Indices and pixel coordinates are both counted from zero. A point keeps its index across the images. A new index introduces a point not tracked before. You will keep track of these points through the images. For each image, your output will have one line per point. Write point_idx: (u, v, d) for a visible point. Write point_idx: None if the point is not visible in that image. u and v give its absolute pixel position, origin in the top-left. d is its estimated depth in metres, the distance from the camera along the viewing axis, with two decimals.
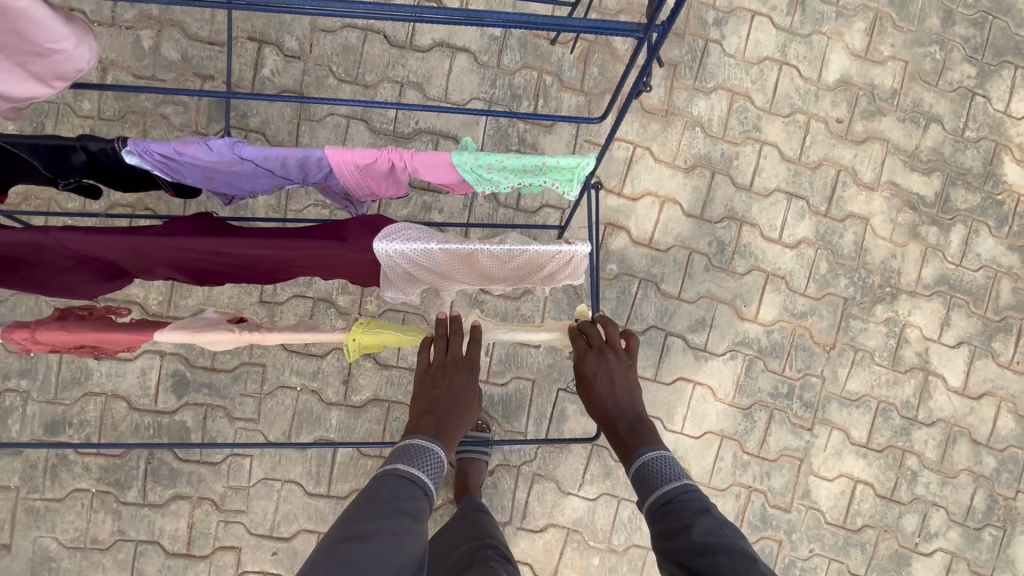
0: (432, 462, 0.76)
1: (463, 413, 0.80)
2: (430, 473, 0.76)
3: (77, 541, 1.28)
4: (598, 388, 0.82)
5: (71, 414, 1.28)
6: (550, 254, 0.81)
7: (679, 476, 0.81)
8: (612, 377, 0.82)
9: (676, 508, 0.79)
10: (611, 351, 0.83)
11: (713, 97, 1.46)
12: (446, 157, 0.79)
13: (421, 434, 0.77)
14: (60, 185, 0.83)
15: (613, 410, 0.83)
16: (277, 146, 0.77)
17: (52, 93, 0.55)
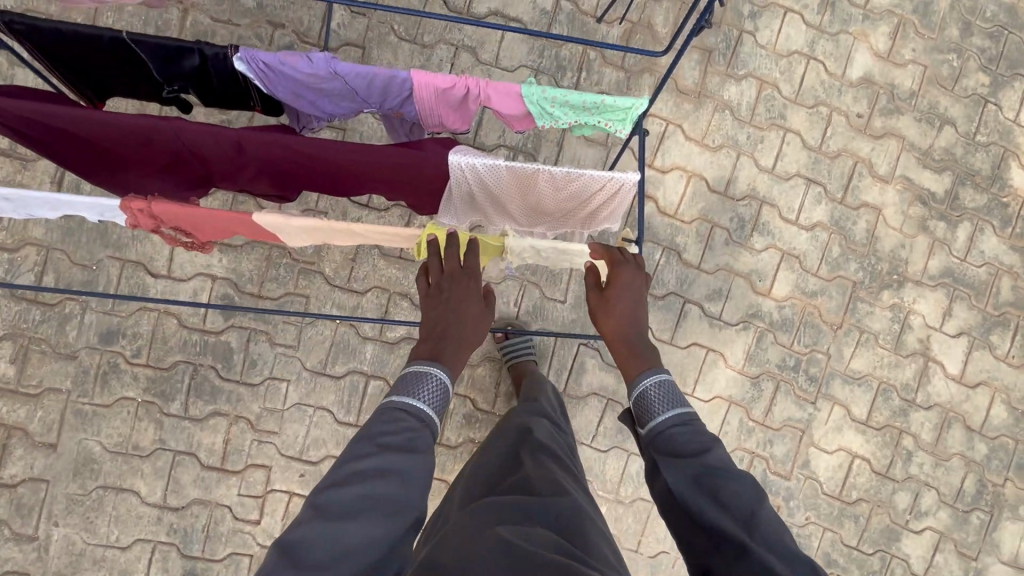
0: (432, 383, 0.85)
1: (462, 333, 0.91)
2: (431, 393, 0.84)
3: (119, 446, 1.36)
4: (616, 307, 0.95)
5: (125, 326, 1.37)
6: (604, 182, 0.89)
7: (683, 402, 0.90)
8: (632, 295, 0.96)
9: (680, 428, 0.86)
10: (638, 270, 0.96)
11: (744, 83, 1.56)
12: (516, 87, 0.89)
13: (422, 357, 0.87)
14: (165, 90, 0.93)
15: (625, 330, 0.96)
16: (368, 66, 0.87)
17: None
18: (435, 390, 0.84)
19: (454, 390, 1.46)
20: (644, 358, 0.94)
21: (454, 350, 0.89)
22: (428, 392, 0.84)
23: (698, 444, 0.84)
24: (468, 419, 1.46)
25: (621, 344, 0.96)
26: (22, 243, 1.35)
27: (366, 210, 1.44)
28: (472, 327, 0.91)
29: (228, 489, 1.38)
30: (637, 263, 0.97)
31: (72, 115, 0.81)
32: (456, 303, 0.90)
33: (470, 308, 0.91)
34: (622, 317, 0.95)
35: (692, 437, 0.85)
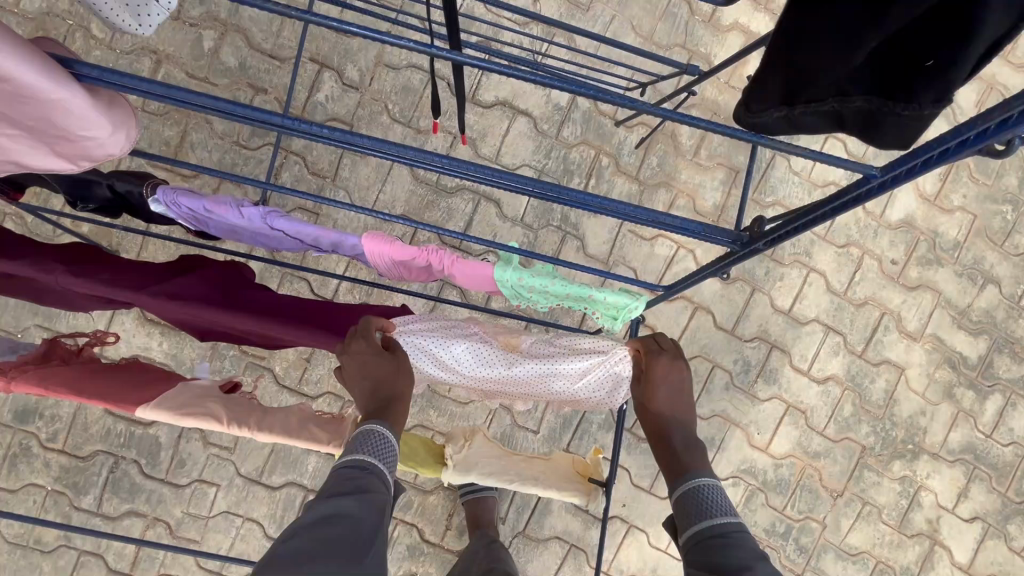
0: (378, 447, 0.66)
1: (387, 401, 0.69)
2: (375, 449, 0.66)
3: (20, 538, 1.22)
4: (655, 395, 0.74)
5: (44, 406, 1.23)
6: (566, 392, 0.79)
7: (731, 515, 0.64)
8: (676, 391, 0.74)
9: (726, 539, 0.61)
10: (681, 362, 0.75)
11: (770, 212, 1.40)
12: (489, 270, 0.73)
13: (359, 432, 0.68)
14: (77, 206, 0.78)
15: (664, 418, 0.74)
16: (313, 224, 0.72)
17: (77, 168, 0.51)
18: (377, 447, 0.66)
19: (401, 517, 1.31)
20: (685, 458, 0.71)
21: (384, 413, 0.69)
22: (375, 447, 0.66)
23: (745, 562, 0.58)
24: (413, 549, 1.31)
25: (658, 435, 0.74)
26: None
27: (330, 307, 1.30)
28: (390, 382, 0.69)
29: None
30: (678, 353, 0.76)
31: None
32: (372, 367, 0.69)
33: (381, 364, 0.69)
34: (661, 408, 0.74)
35: (740, 553, 0.59)
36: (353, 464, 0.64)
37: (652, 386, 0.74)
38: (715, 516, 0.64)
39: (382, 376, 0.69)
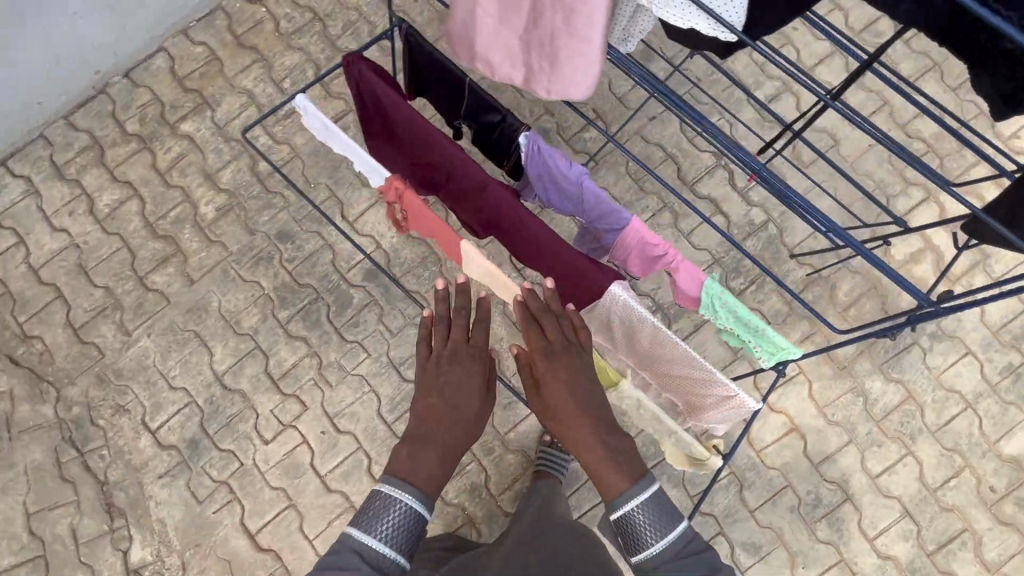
0: (379, 507, 0.91)
1: (434, 469, 0.94)
2: (395, 521, 0.90)
3: (228, 313, 1.60)
4: (545, 394, 0.86)
5: (299, 237, 1.65)
6: (717, 385, 0.97)
7: (642, 478, 0.84)
8: (566, 384, 0.86)
9: (649, 534, 0.83)
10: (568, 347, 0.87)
11: (892, 385, 1.56)
12: (702, 277, 1.02)
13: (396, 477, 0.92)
14: (460, 122, 1.20)
15: (563, 417, 0.86)
16: (606, 195, 1.06)
17: (549, 97, 0.85)
18: (385, 516, 0.90)
19: (480, 456, 1.52)
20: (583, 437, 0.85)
21: (430, 466, 0.93)
22: (393, 521, 0.89)
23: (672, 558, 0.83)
24: (476, 488, 1.51)
25: (569, 437, 0.86)
26: (285, 143, 1.72)
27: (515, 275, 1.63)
28: (459, 428, 0.96)
29: (267, 401, 1.55)
30: (558, 335, 0.87)
31: (392, 100, 1.09)
32: (453, 404, 0.96)
33: (462, 404, 0.96)
34: (559, 405, 0.85)
35: (670, 544, 0.83)
36: (369, 538, 0.89)
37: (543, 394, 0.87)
38: (631, 488, 0.84)
39: (454, 416, 0.96)
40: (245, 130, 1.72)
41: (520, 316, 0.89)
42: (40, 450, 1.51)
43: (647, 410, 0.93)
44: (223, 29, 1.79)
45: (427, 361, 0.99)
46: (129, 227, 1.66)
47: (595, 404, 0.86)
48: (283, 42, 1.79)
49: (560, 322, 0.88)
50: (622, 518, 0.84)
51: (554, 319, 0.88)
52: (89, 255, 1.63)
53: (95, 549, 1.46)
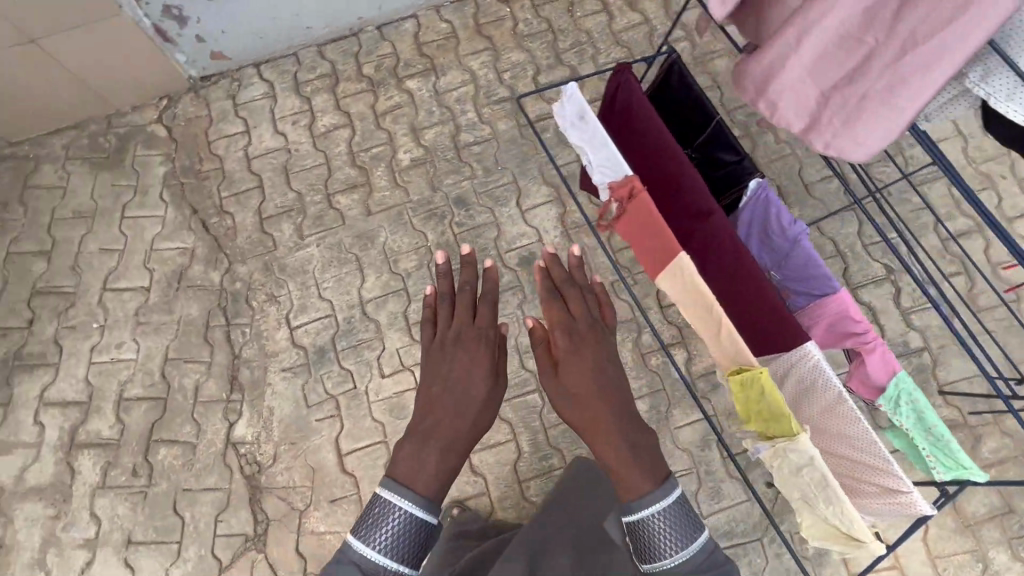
0: (387, 494, 0.93)
1: (438, 465, 0.96)
2: (394, 524, 0.90)
3: (390, 250, 1.73)
4: (564, 372, 0.96)
5: (473, 206, 1.77)
6: (887, 477, 0.94)
7: (664, 478, 0.88)
8: (583, 360, 0.97)
9: (670, 539, 0.84)
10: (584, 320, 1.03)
11: (1018, 564, 1.43)
12: (895, 367, 1.02)
13: (400, 476, 0.94)
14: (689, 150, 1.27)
15: (578, 395, 0.94)
16: (819, 259, 1.09)
17: (824, 150, 0.92)
18: (392, 506, 0.92)
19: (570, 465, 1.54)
20: (594, 414, 0.93)
21: (432, 458, 0.96)
22: (389, 523, 0.89)
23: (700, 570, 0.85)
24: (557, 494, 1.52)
25: (585, 421, 0.93)
26: (488, 124, 1.87)
27: (655, 310, 1.67)
28: (459, 422, 1.00)
29: (396, 340, 1.64)
30: (582, 315, 1.04)
31: (645, 108, 1.16)
32: (456, 397, 1.02)
33: (467, 392, 1.03)
34: (578, 383, 0.95)
35: (694, 551, 0.85)
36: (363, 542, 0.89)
37: (561, 374, 0.97)
38: (653, 486, 0.86)
39: (457, 408, 1.01)
40: (458, 102, 1.89)
41: (549, 304, 1.05)
42: (196, 309, 1.67)
43: (804, 475, 0.96)
44: (469, 14, 1.99)
45: (438, 352, 1.08)
46: (335, 149, 1.84)
47: (616, 387, 0.95)
48: (515, 40, 1.97)
49: (584, 299, 1.06)
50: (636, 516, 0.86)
51: (576, 309, 1.04)
52: (294, 162, 1.82)
53: (209, 412, 1.57)
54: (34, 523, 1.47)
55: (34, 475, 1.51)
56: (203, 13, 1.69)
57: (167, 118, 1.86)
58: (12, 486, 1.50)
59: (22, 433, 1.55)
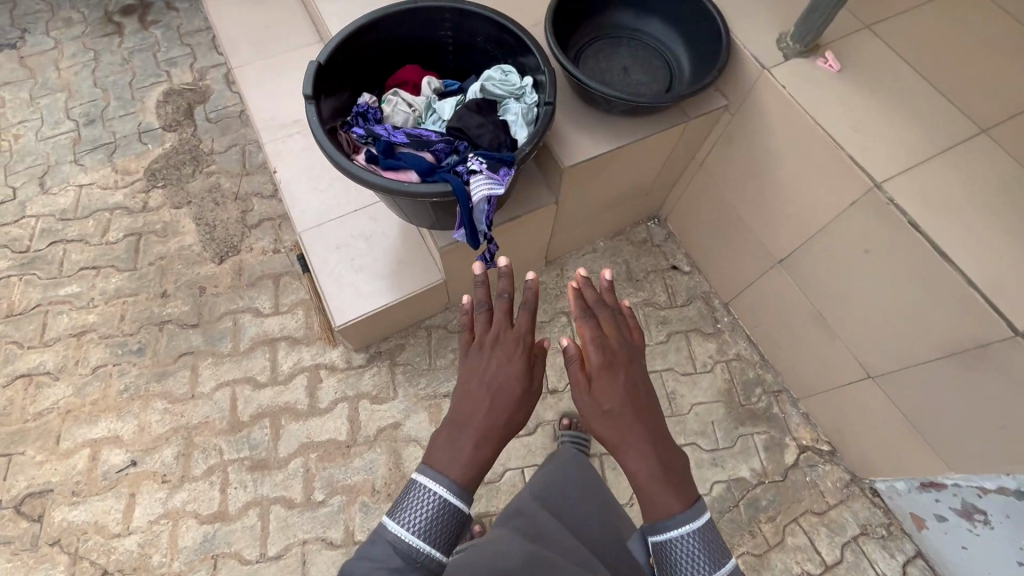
0: (430, 478, 0.77)
1: (475, 453, 0.81)
2: (430, 511, 0.75)
3: None
4: (596, 385, 0.85)
5: None
6: None
7: (689, 506, 0.75)
8: (606, 364, 0.87)
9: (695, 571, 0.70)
10: (611, 331, 0.92)
11: None
12: None
13: (435, 463, 0.79)
14: None
15: (611, 406, 0.83)
16: None
17: None
18: (427, 487, 0.76)
19: None
20: (618, 411, 0.82)
21: (469, 447, 0.80)
22: (425, 513, 0.74)
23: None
24: None
25: (615, 429, 0.81)
26: None
27: None
28: (498, 392, 0.87)
29: None
30: (613, 333, 0.92)
31: None
32: (489, 378, 0.89)
33: (502, 373, 0.89)
34: (609, 394, 0.84)
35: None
36: (401, 532, 0.73)
37: (598, 385, 0.85)
38: (681, 508, 0.75)
39: (496, 388, 0.87)
40: None
41: (582, 319, 0.93)
42: None
43: None
44: None
45: (477, 351, 0.93)
46: None
47: (638, 392, 0.85)
48: None
49: (612, 317, 0.95)
50: (666, 552, 0.73)
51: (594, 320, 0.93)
52: None
53: None
54: (368, 473, 1.53)
55: (410, 453, 1.56)
56: (988, 543, 1.27)
57: (805, 456, 1.59)
58: (400, 435, 1.58)
59: None
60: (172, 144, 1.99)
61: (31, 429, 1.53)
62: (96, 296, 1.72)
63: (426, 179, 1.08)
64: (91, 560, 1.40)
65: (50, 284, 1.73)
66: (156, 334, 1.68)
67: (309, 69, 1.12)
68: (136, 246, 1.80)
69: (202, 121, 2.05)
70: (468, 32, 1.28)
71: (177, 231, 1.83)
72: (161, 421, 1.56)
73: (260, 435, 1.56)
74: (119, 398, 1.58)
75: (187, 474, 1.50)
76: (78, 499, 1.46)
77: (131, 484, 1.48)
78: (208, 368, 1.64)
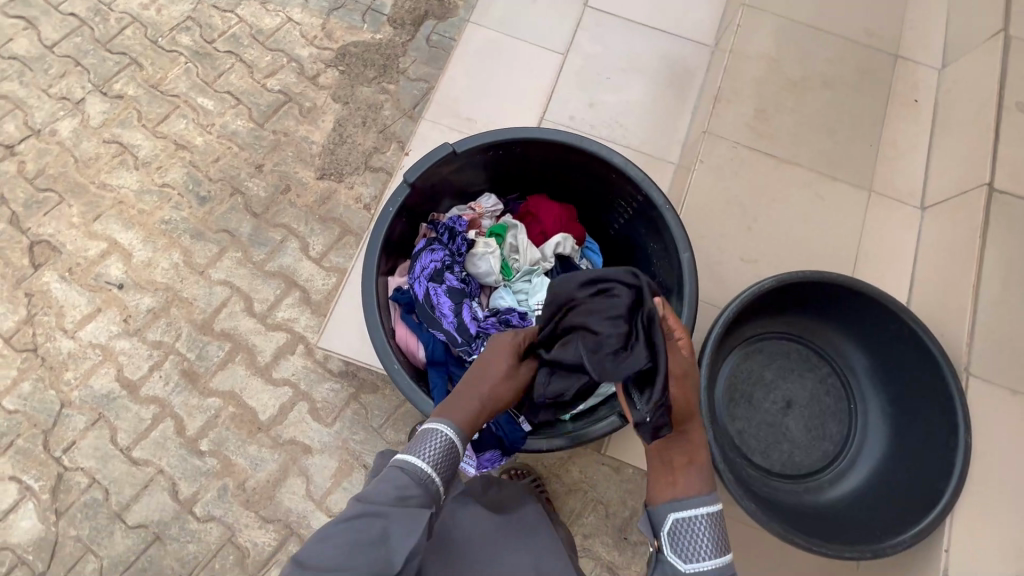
0: (427, 438, 0.70)
1: (473, 421, 0.74)
2: (438, 452, 0.69)
3: None
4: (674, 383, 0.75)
5: None
6: None
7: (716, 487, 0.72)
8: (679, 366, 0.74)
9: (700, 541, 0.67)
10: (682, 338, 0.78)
11: None
12: None
13: (431, 418, 0.73)
14: None
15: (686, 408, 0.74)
16: None
17: None
18: (427, 441, 0.69)
19: None
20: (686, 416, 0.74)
21: (463, 412, 0.74)
22: (432, 450, 0.68)
23: None
24: None
25: (687, 404, 0.75)
26: None
27: None
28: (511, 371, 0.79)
29: None
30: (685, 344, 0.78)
31: None
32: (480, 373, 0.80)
33: (496, 370, 0.80)
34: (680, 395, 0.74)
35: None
36: (414, 463, 0.67)
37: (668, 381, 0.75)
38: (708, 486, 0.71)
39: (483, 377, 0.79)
40: None
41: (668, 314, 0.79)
42: None
43: None
44: None
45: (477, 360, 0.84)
46: None
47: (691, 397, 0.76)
48: None
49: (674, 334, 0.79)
50: (679, 532, 0.68)
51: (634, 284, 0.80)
52: None
53: None
54: (250, 467, 1.46)
55: (289, 485, 1.45)
56: None
57: None
58: (298, 461, 1.47)
59: (338, 495, 1.45)
60: (382, 39, 1.85)
61: (92, 194, 1.65)
62: (216, 125, 1.73)
63: (426, 367, 0.92)
64: (36, 330, 1.53)
65: (199, 86, 1.76)
66: (224, 196, 1.66)
67: (440, 150, 0.91)
68: (277, 108, 1.76)
69: (423, 36, 1.85)
70: (649, 227, 0.94)
71: (315, 121, 1.75)
72: (165, 271, 1.59)
73: (213, 352, 1.53)
74: (157, 226, 1.63)
75: (141, 331, 1.54)
76: (68, 277, 1.57)
77: (104, 301, 1.56)
78: (230, 260, 1.61)
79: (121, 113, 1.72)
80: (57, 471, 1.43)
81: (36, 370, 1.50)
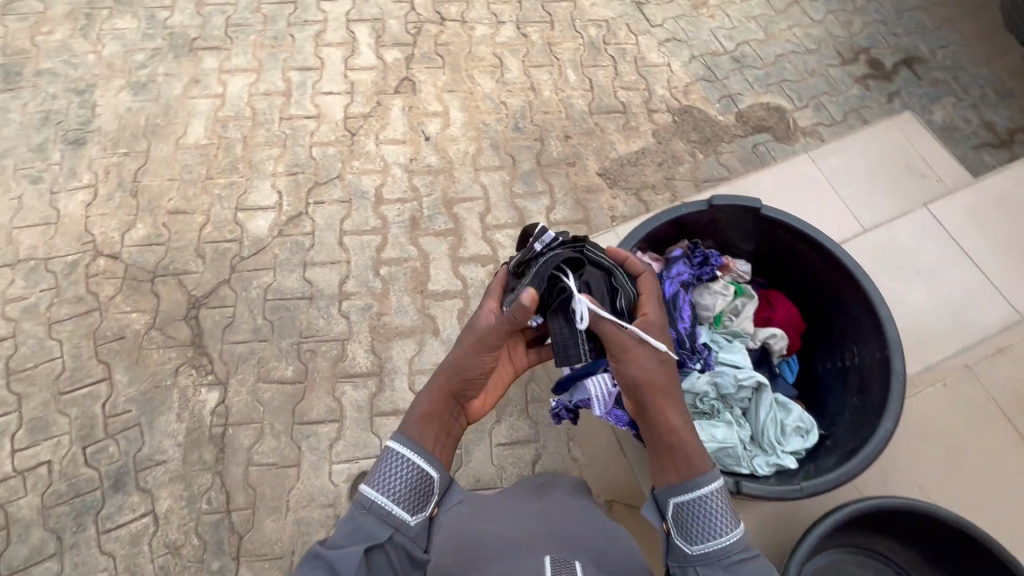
0: (387, 466, 0.84)
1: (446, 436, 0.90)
2: (401, 475, 0.83)
3: None
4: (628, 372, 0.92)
5: None
6: None
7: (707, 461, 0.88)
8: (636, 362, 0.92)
9: (705, 525, 0.81)
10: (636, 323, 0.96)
11: None
12: None
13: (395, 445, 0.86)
14: None
15: (650, 382, 0.91)
16: None
17: None
18: (384, 478, 0.83)
19: None
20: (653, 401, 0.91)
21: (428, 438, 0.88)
22: (393, 478, 0.83)
23: None
24: None
25: (658, 380, 0.92)
26: None
27: None
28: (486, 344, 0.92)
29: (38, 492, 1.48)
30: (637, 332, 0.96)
31: None
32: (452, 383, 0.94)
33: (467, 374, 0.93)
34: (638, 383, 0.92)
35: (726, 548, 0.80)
36: (378, 495, 0.81)
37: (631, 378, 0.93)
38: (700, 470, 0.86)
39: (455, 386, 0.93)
40: None
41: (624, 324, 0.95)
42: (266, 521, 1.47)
43: None
44: None
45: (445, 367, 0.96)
46: None
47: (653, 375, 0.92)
48: None
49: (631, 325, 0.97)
50: (689, 528, 0.82)
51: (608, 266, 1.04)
52: None
53: (247, 409, 1.58)
54: (395, 309, 1.72)
55: (406, 343, 1.68)
56: None
57: None
58: (425, 334, 1.69)
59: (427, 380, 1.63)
60: (721, 121, 2.07)
61: (460, 77, 2.11)
62: (564, 93, 2.09)
63: None
64: (364, 126, 2.00)
65: (574, 63, 2.16)
66: (530, 137, 2.00)
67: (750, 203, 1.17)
68: (610, 111, 2.07)
69: (753, 140, 2.03)
70: (864, 385, 1.09)
71: (628, 137, 2.03)
72: (457, 152, 1.97)
73: (439, 221, 1.84)
74: (477, 122, 2.02)
75: (413, 174, 1.92)
76: (406, 112, 2.03)
77: (411, 141, 1.98)
78: (499, 177, 1.93)
79: (516, 45, 2.19)
80: (302, 211, 1.85)
81: (343, 146, 1.96)
